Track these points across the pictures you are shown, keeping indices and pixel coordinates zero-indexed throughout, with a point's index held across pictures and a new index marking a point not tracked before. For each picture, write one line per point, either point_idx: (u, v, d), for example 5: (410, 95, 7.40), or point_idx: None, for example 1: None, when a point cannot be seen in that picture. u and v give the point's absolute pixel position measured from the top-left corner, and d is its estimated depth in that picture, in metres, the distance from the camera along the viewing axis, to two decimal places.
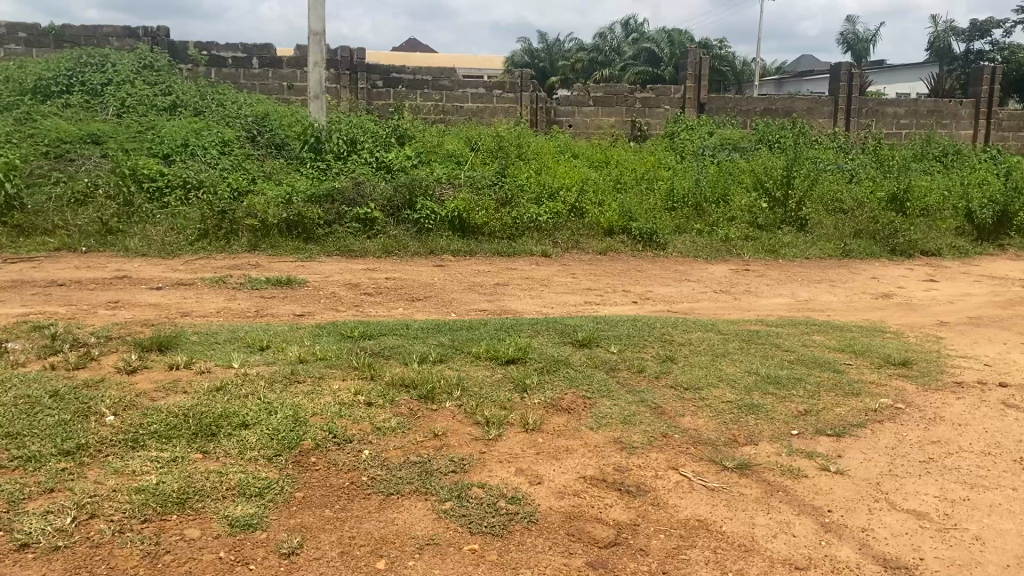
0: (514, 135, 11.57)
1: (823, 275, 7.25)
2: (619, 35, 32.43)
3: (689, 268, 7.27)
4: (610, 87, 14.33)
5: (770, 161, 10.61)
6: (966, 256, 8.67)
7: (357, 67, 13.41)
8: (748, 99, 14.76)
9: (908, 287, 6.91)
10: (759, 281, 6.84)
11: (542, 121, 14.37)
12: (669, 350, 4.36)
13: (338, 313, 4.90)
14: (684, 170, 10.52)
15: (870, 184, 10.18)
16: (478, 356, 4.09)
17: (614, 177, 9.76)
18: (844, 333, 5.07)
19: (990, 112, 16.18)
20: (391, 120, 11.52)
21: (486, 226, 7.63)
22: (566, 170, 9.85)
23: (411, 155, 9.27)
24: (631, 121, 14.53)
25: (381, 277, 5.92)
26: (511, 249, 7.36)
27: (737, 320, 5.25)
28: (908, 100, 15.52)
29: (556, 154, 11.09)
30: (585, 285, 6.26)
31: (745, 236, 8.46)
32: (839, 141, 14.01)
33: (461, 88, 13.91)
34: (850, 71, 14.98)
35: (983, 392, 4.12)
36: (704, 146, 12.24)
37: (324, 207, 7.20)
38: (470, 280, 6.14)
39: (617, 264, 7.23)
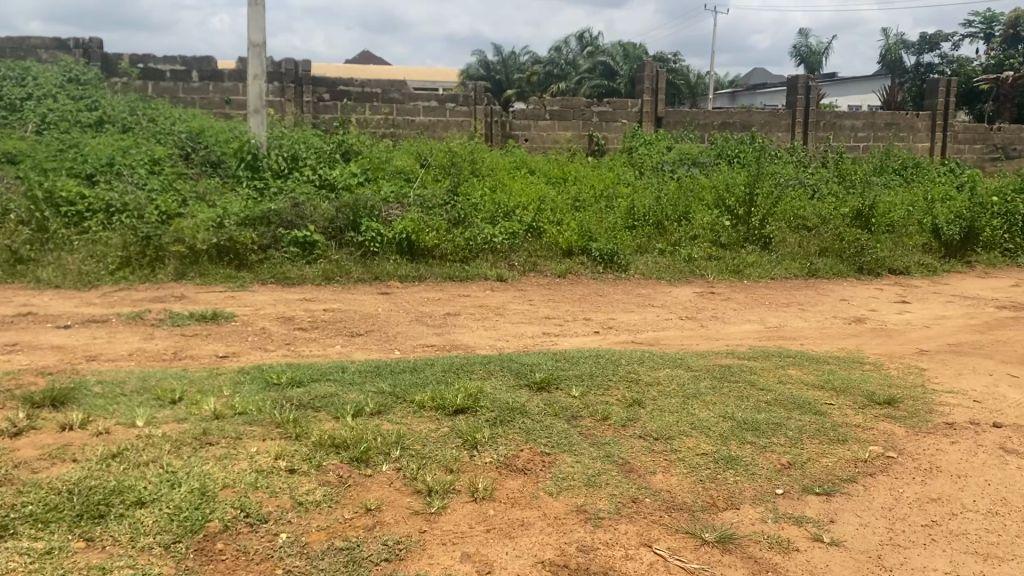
0: (468, 150, 11.15)
1: (791, 298, 6.92)
2: (574, 48, 32.29)
3: (652, 292, 6.89)
4: (567, 101, 13.99)
5: (732, 177, 10.32)
6: (935, 274, 8.50)
7: (303, 80, 12.95)
8: (705, 113, 14.52)
9: (880, 310, 6.67)
10: (726, 306, 6.48)
11: (496, 135, 13.96)
12: (636, 392, 3.93)
13: (268, 356, 4.42)
14: (644, 187, 10.17)
15: (834, 200, 9.93)
16: (422, 406, 3.63)
17: (572, 194, 9.36)
18: (820, 366, 4.72)
19: (946, 124, 16.17)
20: (337, 135, 11.03)
21: (437, 249, 7.19)
22: (522, 188, 9.44)
23: (357, 173, 8.80)
24: (588, 135, 14.19)
25: (320, 309, 5.45)
26: (463, 272, 6.90)
27: (706, 353, 4.87)
28: (866, 113, 15.42)
29: (511, 170, 10.67)
30: (543, 313, 5.84)
31: (708, 255, 8.12)
32: (799, 155, 13.82)
33: (413, 102, 13.47)
34: (808, 84, 14.83)
35: (978, 436, 3.77)
36: (663, 161, 11.94)
37: (258, 231, 6.71)
38: (419, 309, 5.67)
39: (577, 288, 6.82)
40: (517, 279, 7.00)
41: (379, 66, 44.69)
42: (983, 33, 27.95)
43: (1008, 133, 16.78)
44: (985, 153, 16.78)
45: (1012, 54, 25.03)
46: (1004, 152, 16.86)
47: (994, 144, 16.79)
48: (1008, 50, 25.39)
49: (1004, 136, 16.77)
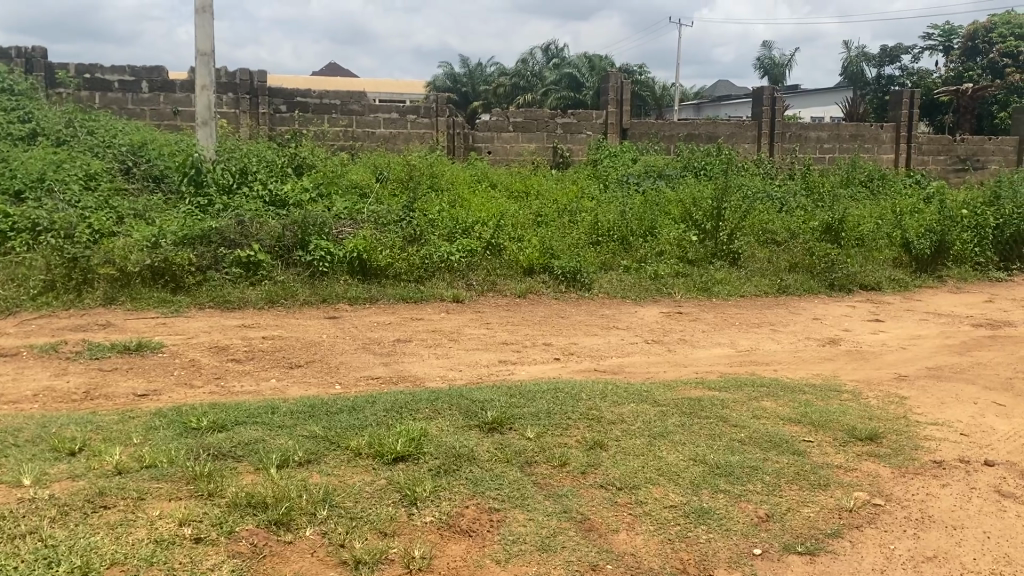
0: (427, 163, 10.77)
1: (762, 318, 6.62)
2: (540, 60, 32.12)
3: (618, 312, 6.55)
4: (530, 112, 13.68)
5: (699, 190, 10.04)
6: (906, 289, 8.23)
7: (258, 91, 12.49)
8: (671, 124, 14.28)
9: (854, 330, 6.37)
10: (695, 327, 6.16)
11: (459, 147, 13.59)
12: (597, 432, 3.57)
13: (193, 394, 4.00)
14: (609, 201, 9.85)
15: (802, 213, 9.68)
16: (357, 453, 3.24)
17: (534, 209, 9.02)
18: (796, 396, 4.39)
19: (910, 136, 16.08)
20: (290, 147, 10.59)
21: (390, 269, 6.79)
22: (482, 202, 9.07)
23: (308, 188, 8.40)
24: (552, 147, 13.88)
25: (258, 337, 5.03)
26: (417, 293, 6.51)
27: (674, 382, 4.52)
28: (831, 124, 15.28)
29: (472, 184, 10.31)
30: (501, 338, 5.46)
31: (675, 272, 7.80)
32: (765, 167, 13.62)
33: (373, 113, 13.09)
34: (773, 96, 14.70)
35: (969, 476, 3.46)
36: (628, 173, 11.65)
37: (197, 251, 6.26)
38: (367, 336, 5.27)
39: (538, 309, 6.45)
40: (475, 300, 6.61)
41: (345, 78, 44.26)
42: (941, 45, 28.24)
43: (971, 144, 16.74)
44: (948, 164, 16.72)
45: (971, 65, 25.20)
46: (967, 163, 16.82)
47: (958, 155, 16.73)
48: (967, 62, 25.57)
49: (966, 147, 16.73)
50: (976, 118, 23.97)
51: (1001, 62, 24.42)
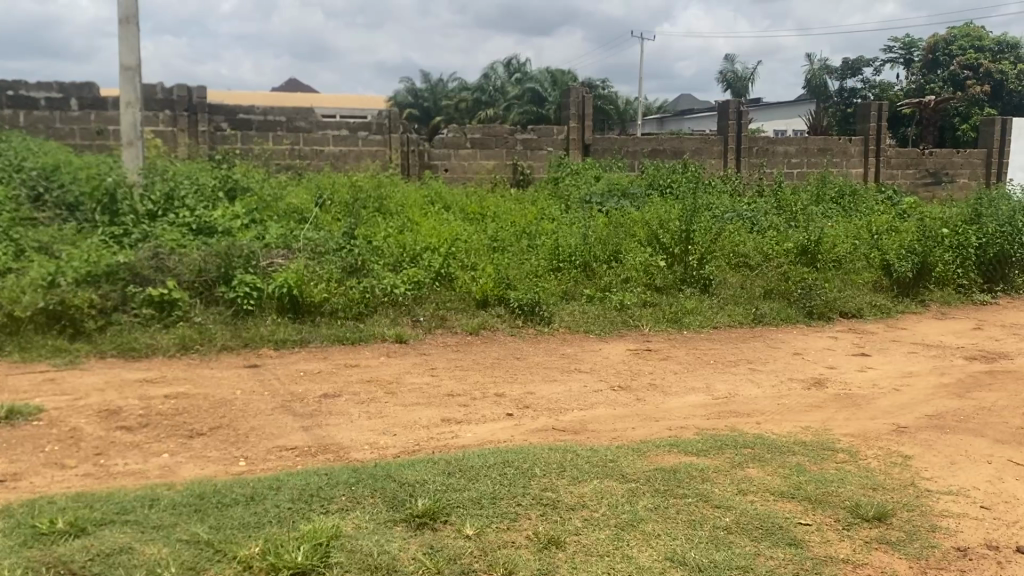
0: (377, 183, 10.08)
1: (738, 355, 6.01)
2: (503, 75, 31.63)
3: (581, 349, 5.90)
4: (489, 128, 13.07)
5: (666, 211, 9.47)
6: (888, 316, 7.70)
7: (198, 108, 11.75)
8: (635, 140, 13.75)
9: (840, 368, 5.77)
10: (665, 367, 5.53)
11: (414, 165, 12.95)
12: (553, 524, 2.90)
13: (61, 478, 3.27)
14: (571, 223, 9.24)
15: (774, 234, 9.13)
16: (247, 567, 2.55)
17: (489, 232, 8.37)
18: (787, 460, 3.76)
19: (879, 150, 15.70)
20: (229, 167, 9.85)
21: (325, 304, 6.12)
22: (433, 226, 8.40)
23: (240, 215, 7.71)
24: (512, 164, 13.27)
25: (160, 399, 4.31)
26: (355, 333, 5.83)
27: (643, 445, 3.88)
28: (798, 139, 14.84)
29: (424, 205, 9.64)
30: (446, 388, 4.78)
31: (642, 302, 7.19)
32: (733, 184, 13.11)
33: (322, 130, 12.41)
34: (739, 110, 14.22)
35: (1002, 572, 2.84)
36: (591, 193, 11.04)
37: (100, 289, 5.57)
38: (290, 393, 4.57)
39: (492, 349, 5.79)
40: (421, 339, 5.93)
41: (306, 95, 43.54)
42: (902, 59, 28.16)
43: (939, 158, 16.42)
44: (917, 179, 16.36)
45: (932, 78, 25.07)
46: (936, 177, 16.49)
47: (927, 169, 16.38)
48: (928, 75, 25.42)
49: (935, 161, 16.41)
50: (938, 131, 23.80)
51: (961, 75, 24.33)
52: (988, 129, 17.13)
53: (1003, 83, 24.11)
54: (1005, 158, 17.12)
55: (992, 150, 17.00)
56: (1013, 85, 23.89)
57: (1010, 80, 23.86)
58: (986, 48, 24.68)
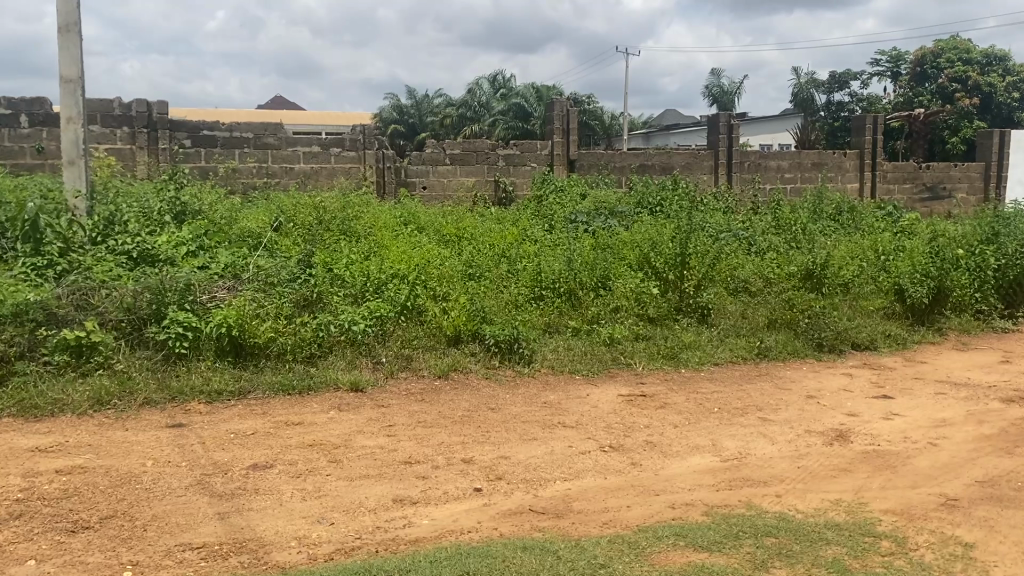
0: (345, 204, 9.30)
1: (745, 400, 5.24)
2: (488, 90, 30.90)
3: (566, 396, 5.12)
4: (469, 143, 12.34)
5: (658, 231, 8.75)
6: (905, 346, 6.98)
7: (156, 124, 10.95)
8: (622, 154, 13.05)
9: (863, 416, 5.01)
10: (663, 417, 4.76)
11: (390, 183, 12.11)
12: None
13: None
14: (554, 244, 8.49)
15: (776, 256, 8.41)
16: None
17: (465, 256, 7.61)
18: (822, 556, 3.00)
19: (875, 163, 15.06)
20: (183, 186, 9.04)
21: (273, 344, 5.33)
22: (403, 249, 7.62)
23: (187, 240, 6.90)
24: (494, 181, 12.53)
25: (48, 479, 3.51)
26: (307, 381, 5.05)
27: (641, 536, 3.11)
28: (791, 152, 14.18)
29: (395, 225, 8.87)
30: (402, 454, 3.99)
31: (634, 335, 6.43)
32: (727, 201, 12.40)
33: (291, 146, 11.66)
34: (730, 123, 13.57)
35: None
36: (576, 211, 10.27)
37: (3, 334, 4.78)
38: (212, 465, 3.77)
39: (463, 397, 5.00)
40: (381, 385, 5.15)
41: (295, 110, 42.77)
42: (889, 71, 27.69)
43: (937, 172, 15.82)
44: (914, 193, 15.73)
45: (920, 91, 24.56)
46: (933, 192, 15.87)
47: (924, 183, 15.76)
48: (916, 88, 24.86)
49: (932, 175, 15.80)
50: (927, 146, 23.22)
51: (950, 87, 23.80)
52: (986, 141, 16.55)
53: (992, 94, 23.58)
54: (1003, 171, 16.54)
55: (991, 163, 16.41)
56: (1002, 97, 23.42)
57: (999, 92, 23.40)
58: (974, 61, 24.19)
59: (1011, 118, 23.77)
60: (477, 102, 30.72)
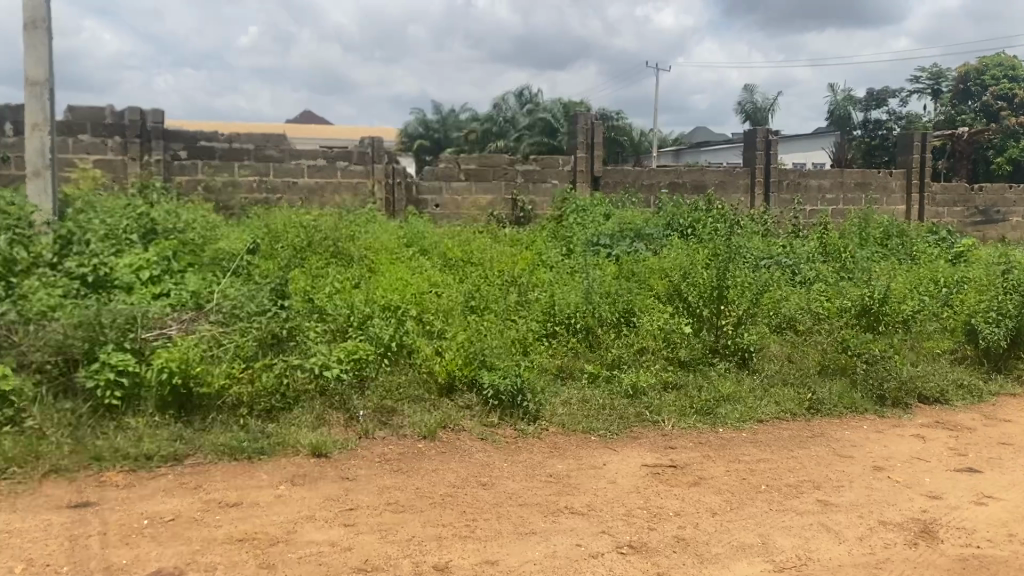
0: (343, 224, 8.43)
1: (799, 474, 4.24)
2: (514, 106, 30.03)
3: (576, 466, 4.16)
4: (486, 158, 11.48)
5: (689, 257, 7.80)
6: (981, 400, 5.95)
7: (150, 134, 10.13)
8: (651, 172, 12.08)
9: (949, 499, 4.00)
10: (697, 501, 3.79)
11: (400, 201, 11.23)
12: None
13: None
14: (573, 272, 7.54)
15: (824, 288, 7.42)
16: None
17: (470, 285, 6.70)
18: None
19: (923, 184, 13.97)
20: (164, 200, 8.20)
21: (226, 393, 4.42)
22: (399, 276, 6.72)
23: (153, 262, 6.02)
24: (512, 198, 11.62)
25: None
26: (260, 444, 4.14)
27: None
28: (833, 171, 13.15)
29: (396, 246, 7.97)
30: (356, 557, 3.05)
31: (662, 384, 5.47)
32: (766, 224, 11.41)
33: (295, 160, 10.87)
34: (767, 139, 12.57)
35: None
36: (599, 233, 9.31)
37: None
38: (102, 571, 2.85)
39: (451, 466, 4.06)
40: (353, 448, 4.25)
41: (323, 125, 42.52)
42: (931, 89, 26.56)
43: (990, 194, 14.72)
44: (966, 217, 14.63)
45: (963, 109, 23.39)
46: (985, 215, 14.78)
47: (975, 206, 14.67)
48: (958, 106, 23.76)
49: (984, 197, 14.71)
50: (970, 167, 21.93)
51: (995, 105, 22.62)
52: None
53: None
54: None
55: None
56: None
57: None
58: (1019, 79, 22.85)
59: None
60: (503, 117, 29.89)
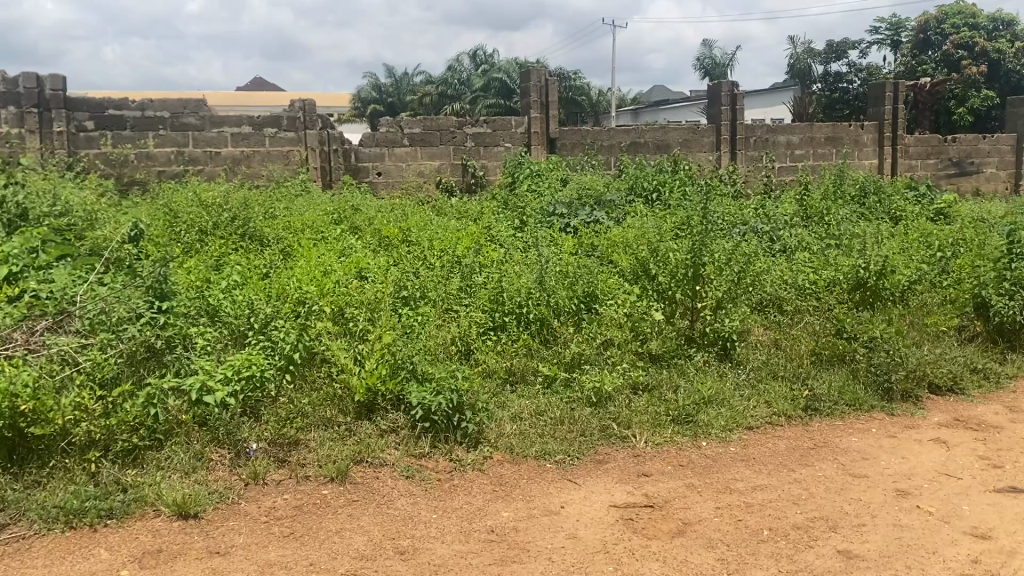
0: (262, 201, 7.36)
1: (808, 509, 3.37)
2: (467, 66, 28.67)
3: (527, 513, 3.23)
4: (431, 120, 10.40)
5: (657, 228, 6.87)
6: (999, 386, 5.12)
7: (49, 102, 8.83)
8: (610, 131, 11.08)
9: (1000, 538, 3.14)
10: (685, 563, 2.87)
11: (338, 168, 10.11)
12: None
13: None
14: (524, 250, 6.55)
15: (810, 259, 6.54)
16: None
17: (402, 270, 5.69)
18: None
19: (896, 136, 13.15)
20: (47, 178, 7.04)
21: (73, 432, 3.40)
22: (318, 265, 5.68)
23: (13, 255, 4.84)
24: (461, 163, 10.58)
25: None
26: (110, 501, 3.16)
27: None
28: (802, 125, 12.28)
29: (322, 225, 6.90)
30: None
31: (631, 386, 4.56)
32: (737, 185, 10.51)
33: (217, 128, 9.71)
34: (734, 92, 11.62)
35: None
36: (554, 202, 8.31)
37: None
38: None
39: (361, 525, 3.10)
40: (236, 502, 3.29)
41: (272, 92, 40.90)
42: (892, 38, 25.76)
43: (964, 144, 13.97)
44: (939, 169, 13.88)
45: (923, 60, 22.23)
46: (959, 167, 14.04)
47: (949, 158, 13.91)
48: (918, 56, 22.59)
49: (958, 148, 13.95)
50: (932, 118, 21.11)
51: (955, 55, 21.40)
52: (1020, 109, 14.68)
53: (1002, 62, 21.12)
54: None
55: None
56: (1011, 64, 20.82)
57: (1007, 58, 20.76)
58: (980, 27, 21.67)
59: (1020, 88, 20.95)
60: (456, 78, 28.54)
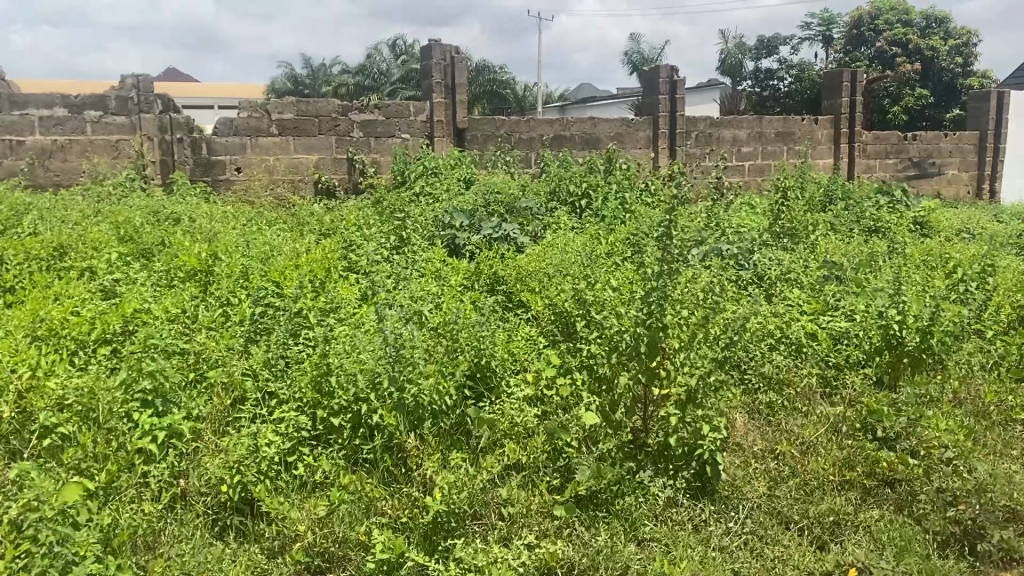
0: (23, 216, 4.99)
1: None
2: (385, 54, 26.22)
3: None
4: (305, 103, 7.93)
5: (589, 254, 4.78)
6: None
7: None
8: (530, 122, 8.93)
9: None
10: None
11: (188, 161, 7.54)
12: None
13: None
14: (390, 287, 4.38)
15: (804, 302, 4.53)
16: None
17: (175, 330, 3.47)
18: None
19: (853, 132, 11.35)
20: None
21: None
22: (37, 326, 3.43)
23: None
24: (346, 159, 8.16)
25: None
26: None
27: None
28: (750, 118, 10.38)
29: (95, 251, 4.57)
30: None
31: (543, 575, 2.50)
32: (684, 188, 8.53)
33: (19, 110, 6.98)
34: (673, 78, 9.64)
35: None
36: (451, 212, 6.13)
37: None
38: None
39: None
40: None
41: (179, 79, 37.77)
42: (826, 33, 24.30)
43: (924, 142, 12.27)
44: (898, 170, 12.16)
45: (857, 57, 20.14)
46: (919, 168, 12.35)
47: (909, 158, 12.20)
48: (851, 53, 20.46)
49: (919, 147, 12.25)
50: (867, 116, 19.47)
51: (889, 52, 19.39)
52: (981, 104, 13.03)
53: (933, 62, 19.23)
54: (1000, 143, 13.10)
55: (987, 132, 12.96)
56: (945, 63, 19.02)
57: (941, 57, 18.98)
58: (913, 24, 19.56)
59: (953, 86, 19.25)
60: (374, 67, 25.98)
